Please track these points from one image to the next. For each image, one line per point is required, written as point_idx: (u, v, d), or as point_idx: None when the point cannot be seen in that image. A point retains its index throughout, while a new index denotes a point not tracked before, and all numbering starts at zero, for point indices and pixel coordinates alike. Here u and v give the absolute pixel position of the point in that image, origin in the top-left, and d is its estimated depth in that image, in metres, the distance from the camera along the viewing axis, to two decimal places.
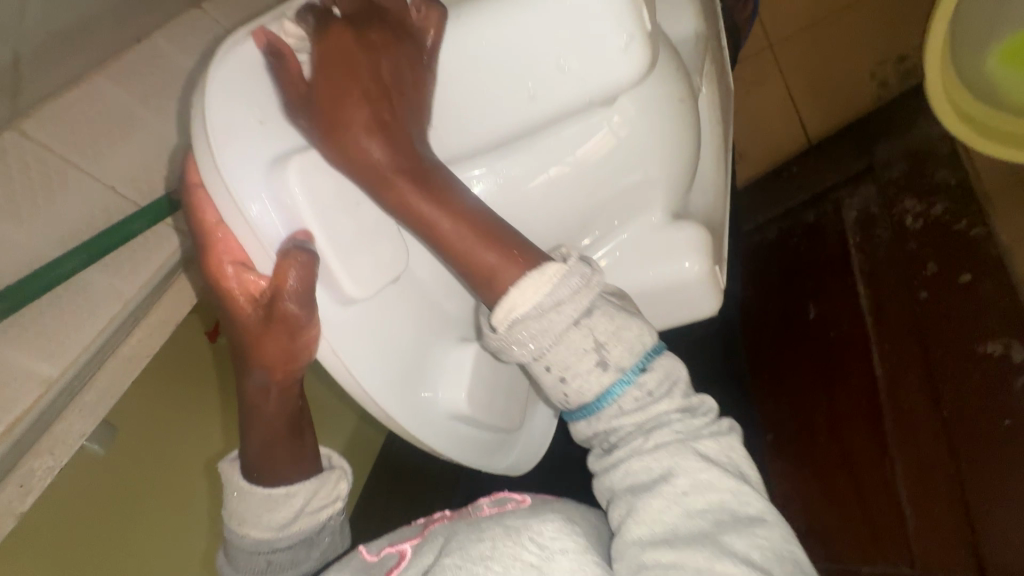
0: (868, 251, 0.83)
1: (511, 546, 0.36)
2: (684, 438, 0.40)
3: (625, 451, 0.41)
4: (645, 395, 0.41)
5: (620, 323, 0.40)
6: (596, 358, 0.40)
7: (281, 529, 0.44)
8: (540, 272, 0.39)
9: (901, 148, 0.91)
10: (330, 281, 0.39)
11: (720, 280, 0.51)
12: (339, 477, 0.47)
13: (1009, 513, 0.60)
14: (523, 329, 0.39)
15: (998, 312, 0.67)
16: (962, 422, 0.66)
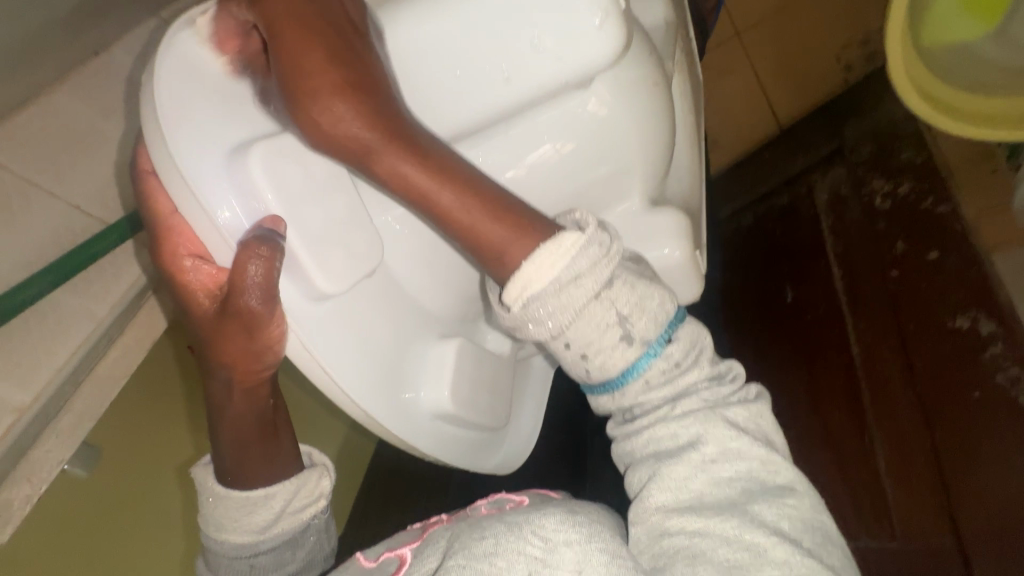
0: (838, 231, 0.86)
1: (515, 541, 0.35)
2: (713, 406, 0.41)
3: (645, 420, 0.41)
4: (672, 367, 0.41)
5: (642, 294, 0.40)
6: (619, 332, 0.39)
7: (263, 529, 0.44)
8: (557, 243, 0.37)
9: (868, 129, 0.92)
10: (300, 276, 0.38)
11: (700, 264, 0.52)
12: (320, 475, 0.46)
13: (991, 479, 0.59)
14: (540, 306, 0.37)
15: (966, 285, 0.68)
16: (936, 394, 0.66)
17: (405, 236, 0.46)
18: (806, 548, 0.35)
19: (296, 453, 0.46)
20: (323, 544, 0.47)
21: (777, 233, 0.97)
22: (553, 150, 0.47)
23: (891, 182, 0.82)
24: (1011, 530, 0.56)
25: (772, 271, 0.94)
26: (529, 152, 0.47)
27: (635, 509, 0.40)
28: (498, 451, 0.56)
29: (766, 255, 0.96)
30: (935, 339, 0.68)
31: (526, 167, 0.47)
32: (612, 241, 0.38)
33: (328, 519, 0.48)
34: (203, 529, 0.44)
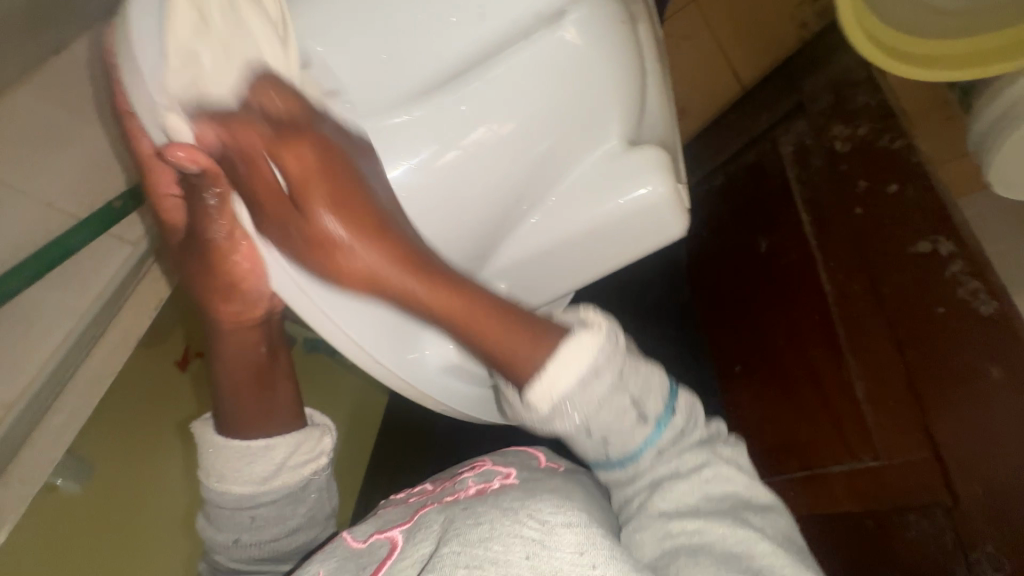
0: (806, 182, 0.90)
1: (512, 525, 0.37)
2: (706, 447, 0.46)
3: (647, 474, 0.44)
4: (677, 434, 0.45)
5: (647, 375, 0.44)
6: (636, 415, 0.43)
7: (265, 481, 0.44)
8: (577, 342, 0.40)
9: (825, 82, 0.93)
10: (282, 220, 0.39)
11: (683, 196, 0.53)
12: (323, 433, 0.47)
13: (963, 400, 0.58)
14: (566, 403, 0.40)
15: (922, 210, 0.69)
16: (903, 317, 0.67)
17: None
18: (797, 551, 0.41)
19: (300, 411, 0.47)
20: (326, 500, 0.48)
21: (747, 189, 1.03)
22: (518, 113, 0.49)
23: (849, 129, 0.85)
24: (975, 438, 0.56)
25: (747, 225, 0.99)
26: (506, 110, 0.48)
27: (639, 517, 0.43)
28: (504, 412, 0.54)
29: (737, 213, 1.03)
30: (897, 266, 0.70)
31: (500, 130, 0.49)
32: (615, 329, 0.42)
33: (332, 475, 0.48)
34: (203, 482, 0.45)
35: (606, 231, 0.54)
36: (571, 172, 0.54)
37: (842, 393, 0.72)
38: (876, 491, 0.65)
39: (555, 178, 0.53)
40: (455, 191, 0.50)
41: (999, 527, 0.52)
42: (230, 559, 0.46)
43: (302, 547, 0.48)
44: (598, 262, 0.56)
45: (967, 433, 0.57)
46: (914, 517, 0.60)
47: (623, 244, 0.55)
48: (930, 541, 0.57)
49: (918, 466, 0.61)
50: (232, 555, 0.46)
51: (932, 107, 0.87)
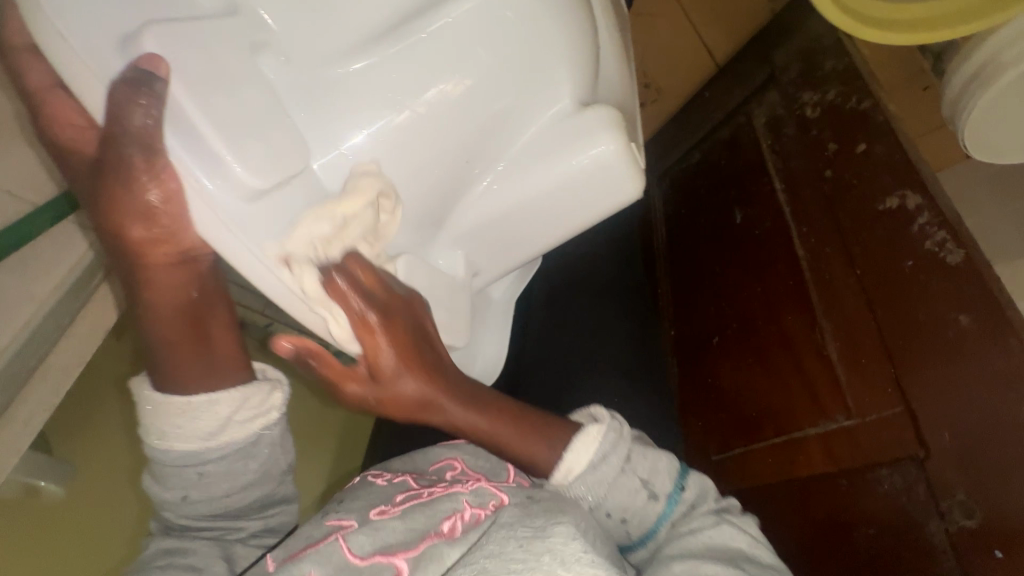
0: (780, 152, 0.89)
1: (507, 532, 0.46)
2: (718, 517, 0.57)
3: (665, 537, 0.56)
4: (687, 507, 0.58)
5: (654, 460, 0.58)
6: (646, 493, 0.56)
7: (213, 438, 0.46)
8: (586, 434, 0.56)
9: (795, 52, 0.93)
10: (222, 170, 0.39)
11: (637, 155, 0.52)
12: (272, 388, 0.48)
13: (929, 352, 0.56)
14: (581, 483, 0.55)
15: (890, 167, 0.68)
16: (871, 274, 0.66)
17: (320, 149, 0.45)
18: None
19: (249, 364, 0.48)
20: (279, 458, 0.50)
21: (722, 164, 1.03)
22: (472, 75, 0.45)
23: (818, 96, 0.84)
24: (943, 388, 0.54)
25: (722, 199, 0.99)
26: (460, 69, 0.45)
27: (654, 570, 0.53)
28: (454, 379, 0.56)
29: (713, 188, 1.03)
30: (865, 224, 0.69)
31: (452, 92, 0.45)
32: (622, 423, 0.57)
33: (282, 432, 0.49)
34: (146, 441, 0.46)
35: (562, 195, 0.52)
36: (525, 134, 0.51)
37: (815, 354, 0.71)
38: (849, 450, 0.64)
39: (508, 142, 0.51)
40: (407, 153, 0.47)
41: (970, 474, 0.50)
42: (182, 514, 0.48)
43: (255, 500, 0.50)
44: (557, 227, 0.54)
45: (933, 387, 0.55)
46: (886, 471, 0.59)
47: (580, 206, 0.53)
48: (901, 494, 0.56)
49: (888, 422, 0.60)
50: (183, 510, 0.48)
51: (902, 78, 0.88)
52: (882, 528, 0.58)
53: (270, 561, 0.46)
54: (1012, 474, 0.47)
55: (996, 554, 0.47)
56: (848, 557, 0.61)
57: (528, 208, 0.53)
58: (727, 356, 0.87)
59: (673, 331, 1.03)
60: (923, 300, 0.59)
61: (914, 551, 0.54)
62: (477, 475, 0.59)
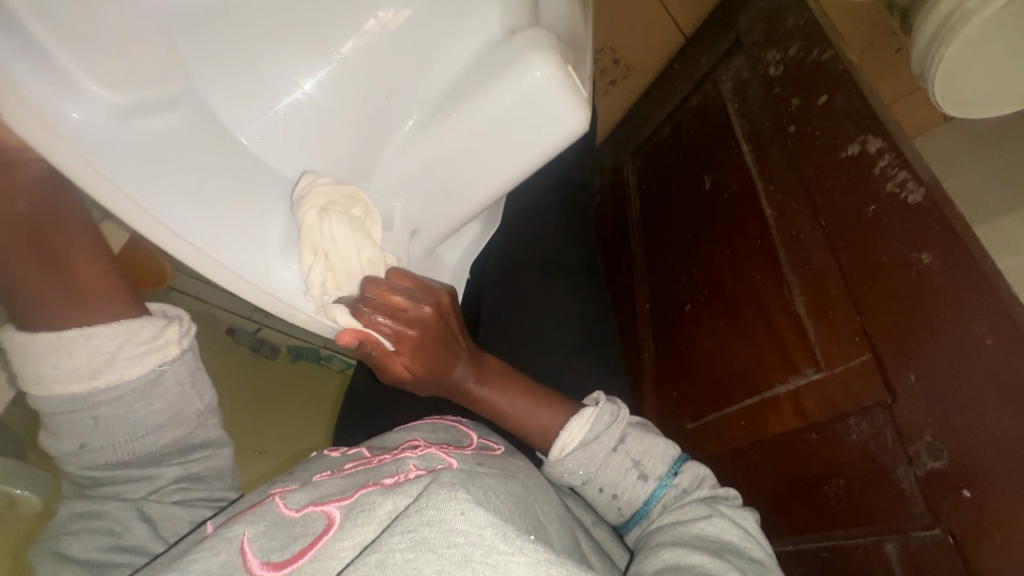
0: (746, 113, 0.87)
1: (431, 540, 0.35)
2: (707, 502, 0.58)
3: (654, 518, 0.59)
4: (681, 491, 0.60)
5: (648, 443, 0.62)
6: (637, 473, 0.60)
7: (98, 376, 0.45)
8: (581, 416, 0.62)
9: (758, 13, 0.90)
10: (58, 78, 0.38)
11: (575, 79, 0.48)
12: (165, 325, 0.48)
13: (895, 297, 0.54)
14: (574, 460, 0.60)
15: (850, 113, 0.65)
16: (836, 223, 0.64)
17: (218, 85, 0.45)
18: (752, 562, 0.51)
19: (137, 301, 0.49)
20: (191, 400, 0.50)
21: (692, 133, 1.01)
22: (410, 3, 0.48)
23: (781, 54, 0.82)
24: (907, 330, 0.52)
25: (691, 167, 0.98)
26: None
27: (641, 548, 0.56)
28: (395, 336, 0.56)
29: (681, 157, 1.02)
30: (827, 174, 0.66)
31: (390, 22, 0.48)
32: (619, 408, 0.63)
33: (188, 372, 0.49)
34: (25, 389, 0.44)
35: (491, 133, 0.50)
36: (459, 59, 0.50)
37: (784, 311, 0.69)
38: (819, 405, 0.62)
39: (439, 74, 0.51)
40: (346, 78, 0.49)
41: (937, 414, 0.49)
42: (86, 464, 0.47)
43: (168, 444, 0.50)
44: (492, 170, 0.52)
45: (901, 330, 0.53)
46: (855, 420, 0.57)
47: (519, 140, 0.50)
48: (871, 442, 0.55)
49: (857, 373, 0.57)
50: (86, 459, 0.47)
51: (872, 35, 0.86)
52: (854, 479, 0.56)
53: (207, 527, 0.47)
54: (978, 411, 0.45)
55: (965, 494, 0.46)
56: (821, 510, 0.61)
57: (468, 147, 0.51)
58: (700, 323, 0.85)
59: (648, 303, 1.02)
60: (886, 243, 0.56)
61: (886, 500, 0.53)
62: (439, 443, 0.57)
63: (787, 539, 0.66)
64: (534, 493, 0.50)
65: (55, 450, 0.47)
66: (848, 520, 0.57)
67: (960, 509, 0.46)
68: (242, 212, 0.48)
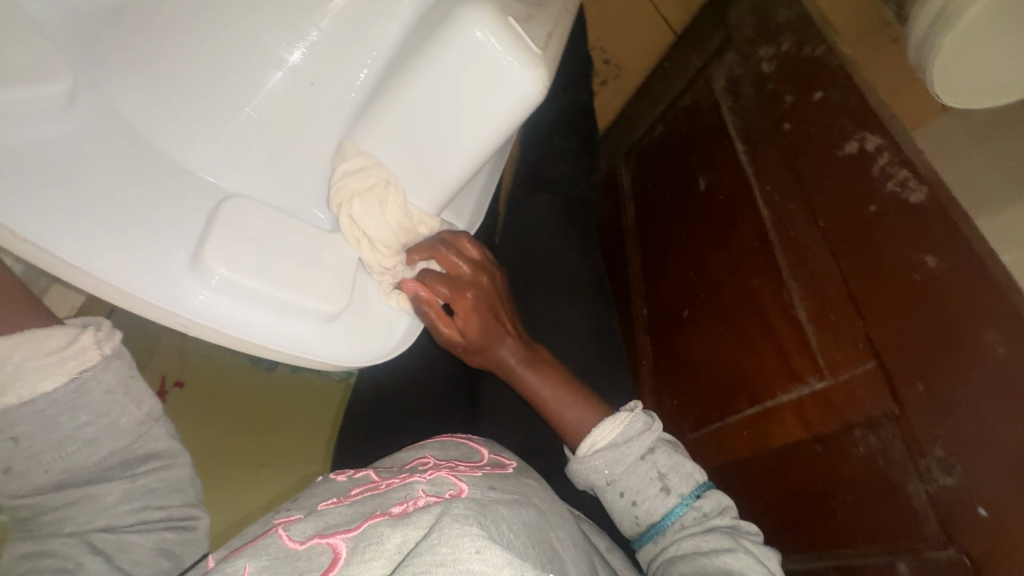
0: (738, 112, 0.84)
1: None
2: (730, 533, 0.54)
3: (672, 540, 0.56)
4: (702, 514, 0.57)
5: (677, 459, 0.60)
6: (660, 485, 0.58)
7: (5, 393, 0.42)
8: (616, 418, 0.60)
9: (749, 9, 0.88)
10: None
11: (521, 32, 0.45)
12: (77, 334, 0.45)
13: (902, 302, 0.51)
14: (602, 458, 0.59)
15: (846, 109, 0.63)
16: (835, 225, 0.61)
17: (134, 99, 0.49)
18: None
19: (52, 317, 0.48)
20: (125, 408, 0.46)
21: (684, 132, 0.99)
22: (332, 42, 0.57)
23: (771, 51, 0.80)
24: (912, 335, 0.50)
25: (685, 167, 0.96)
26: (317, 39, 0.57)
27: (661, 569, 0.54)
28: (347, 348, 0.55)
29: (674, 157, 1.00)
30: (824, 173, 0.64)
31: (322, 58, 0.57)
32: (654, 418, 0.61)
33: (117, 381, 0.46)
34: None
35: (432, 114, 0.49)
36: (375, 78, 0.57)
37: (783, 317, 0.66)
38: (822, 414, 0.59)
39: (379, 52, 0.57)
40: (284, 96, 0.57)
41: (947, 425, 0.46)
42: (20, 492, 0.44)
43: (107, 458, 0.46)
44: (447, 156, 0.51)
45: (907, 336, 0.50)
46: (862, 433, 0.55)
47: (467, 92, 0.47)
48: (878, 455, 0.52)
49: (863, 380, 0.55)
50: (13, 489, 0.43)
51: (863, 30, 0.84)
52: (863, 493, 0.54)
53: (209, 561, 0.44)
54: (995, 422, 0.43)
55: (979, 511, 0.43)
56: (830, 526, 0.58)
57: (412, 102, 0.49)
58: (697, 330, 0.83)
59: (645, 308, 1.00)
60: (887, 245, 0.54)
61: (897, 515, 0.50)
62: (448, 461, 0.55)
63: (796, 555, 0.63)
64: (548, 521, 0.47)
65: None
66: (857, 537, 0.55)
67: (972, 528, 0.44)
68: (152, 219, 0.46)
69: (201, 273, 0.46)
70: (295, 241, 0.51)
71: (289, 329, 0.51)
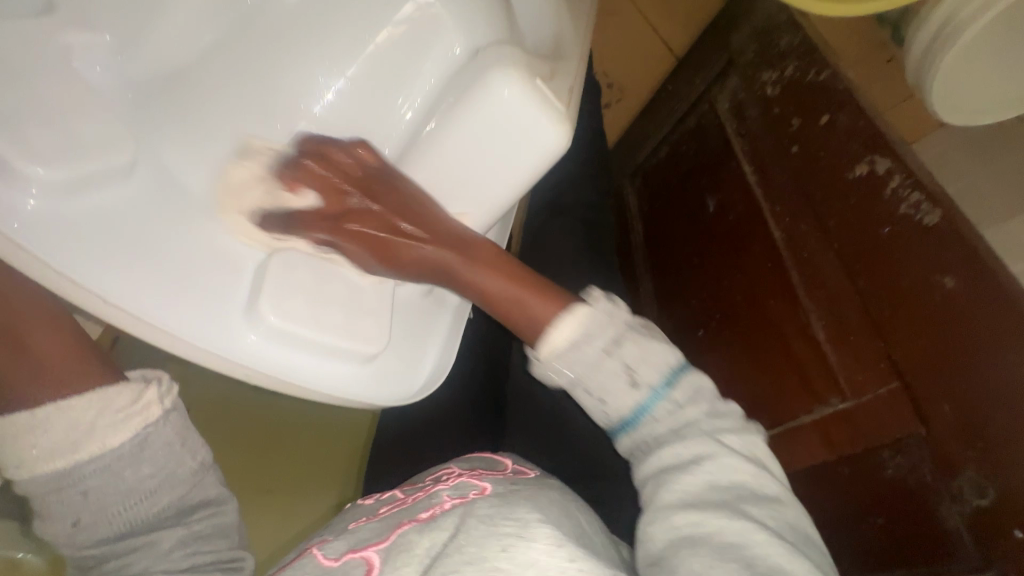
0: (744, 134, 0.86)
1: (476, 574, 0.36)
2: (712, 434, 0.48)
3: (657, 458, 0.48)
4: (676, 406, 0.49)
5: (646, 348, 0.50)
6: (628, 380, 0.49)
7: (78, 449, 0.42)
8: (571, 314, 0.50)
9: (751, 33, 0.90)
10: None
11: (546, 92, 0.48)
12: (143, 388, 0.45)
13: (922, 324, 0.52)
14: (560, 363, 0.50)
15: (855, 132, 0.64)
16: (849, 245, 0.62)
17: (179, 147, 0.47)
18: (788, 540, 0.44)
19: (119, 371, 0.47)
20: (182, 459, 0.46)
21: (690, 153, 1.01)
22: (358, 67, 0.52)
23: (775, 75, 0.82)
24: (935, 357, 0.51)
25: (692, 188, 0.97)
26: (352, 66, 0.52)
27: (650, 510, 0.47)
28: (384, 384, 0.56)
29: (681, 178, 1.02)
30: (836, 194, 0.65)
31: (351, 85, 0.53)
32: (615, 307, 0.51)
33: (175, 433, 0.46)
34: (11, 476, 0.43)
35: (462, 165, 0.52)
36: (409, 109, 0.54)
37: (801, 338, 0.67)
38: (848, 436, 0.60)
39: (421, 88, 0.53)
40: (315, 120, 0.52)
41: (976, 446, 0.47)
42: (83, 543, 0.44)
43: (166, 507, 0.46)
44: (469, 203, 0.54)
45: (929, 359, 0.51)
46: (890, 454, 0.55)
47: (494, 151, 0.50)
48: (908, 476, 0.53)
49: (888, 400, 0.55)
50: (78, 540, 0.44)
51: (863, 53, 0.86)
52: (897, 515, 0.54)
53: None
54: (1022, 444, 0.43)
55: (1016, 534, 0.43)
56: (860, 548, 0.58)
57: (446, 154, 0.51)
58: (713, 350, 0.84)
59: (658, 328, 1.00)
60: (903, 267, 0.55)
61: (931, 536, 0.51)
62: (472, 469, 0.55)
63: None
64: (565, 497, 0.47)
65: (49, 534, 0.44)
66: (893, 561, 0.54)
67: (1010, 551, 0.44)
68: (205, 275, 0.46)
69: (251, 319, 0.47)
70: (342, 287, 0.52)
71: (341, 374, 0.52)
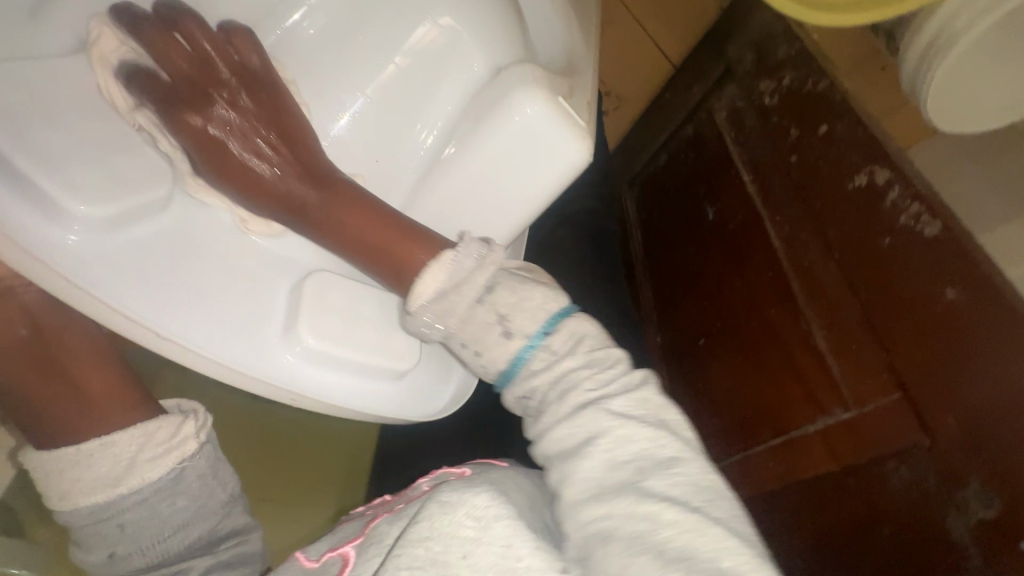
0: (744, 143, 0.87)
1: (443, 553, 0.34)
2: (593, 395, 0.45)
3: (548, 418, 0.46)
4: (551, 355, 0.47)
5: (521, 295, 0.48)
6: (502, 329, 0.47)
7: (118, 483, 0.42)
8: (438, 258, 0.46)
9: (749, 42, 0.90)
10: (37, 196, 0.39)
11: (568, 109, 0.48)
12: (182, 421, 0.45)
13: (924, 335, 0.52)
14: (427, 312, 0.46)
15: (854, 143, 0.64)
16: (850, 256, 0.63)
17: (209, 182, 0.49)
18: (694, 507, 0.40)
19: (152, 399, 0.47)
20: (216, 489, 0.46)
21: (690, 161, 1.02)
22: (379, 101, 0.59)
23: (774, 84, 0.82)
24: (938, 369, 0.51)
25: (691, 196, 0.98)
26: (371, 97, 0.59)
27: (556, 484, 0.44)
28: (421, 403, 0.57)
29: (681, 186, 1.03)
30: (835, 205, 0.66)
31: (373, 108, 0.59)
32: (489, 247, 0.47)
33: (210, 465, 0.46)
34: (50, 507, 0.43)
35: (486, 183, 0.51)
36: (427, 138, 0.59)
37: (804, 347, 0.68)
38: (852, 446, 0.60)
39: (439, 116, 0.59)
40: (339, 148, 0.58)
41: (981, 459, 0.47)
42: None
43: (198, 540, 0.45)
44: (498, 220, 0.53)
45: (932, 370, 0.52)
46: (894, 465, 0.55)
47: (519, 166, 0.50)
48: (913, 487, 0.53)
49: (892, 411, 0.56)
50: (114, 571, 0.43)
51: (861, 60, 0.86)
52: (900, 525, 0.54)
53: None
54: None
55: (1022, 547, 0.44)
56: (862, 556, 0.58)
57: (467, 173, 0.52)
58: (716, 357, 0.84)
59: (660, 335, 1.01)
60: (904, 278, 0.55)
61: (934, 548, 0.51)
62: None
63: None
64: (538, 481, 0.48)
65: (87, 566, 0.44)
66: None
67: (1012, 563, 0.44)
68: (241, 300, 0.48)
69: (290, 341, 0.49)
70: (371, 306, 0.53)
71: (373, 394, 0.53)
